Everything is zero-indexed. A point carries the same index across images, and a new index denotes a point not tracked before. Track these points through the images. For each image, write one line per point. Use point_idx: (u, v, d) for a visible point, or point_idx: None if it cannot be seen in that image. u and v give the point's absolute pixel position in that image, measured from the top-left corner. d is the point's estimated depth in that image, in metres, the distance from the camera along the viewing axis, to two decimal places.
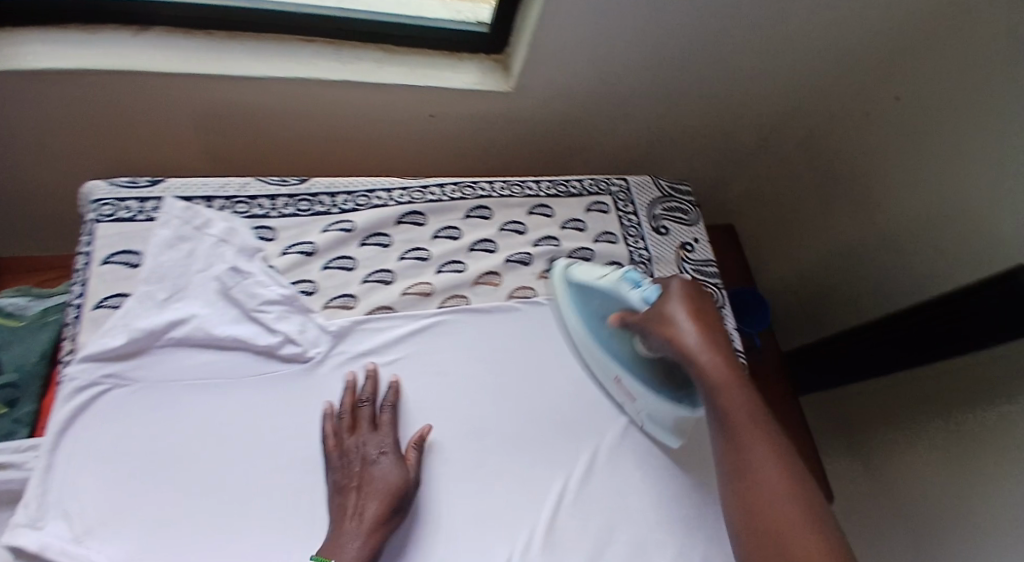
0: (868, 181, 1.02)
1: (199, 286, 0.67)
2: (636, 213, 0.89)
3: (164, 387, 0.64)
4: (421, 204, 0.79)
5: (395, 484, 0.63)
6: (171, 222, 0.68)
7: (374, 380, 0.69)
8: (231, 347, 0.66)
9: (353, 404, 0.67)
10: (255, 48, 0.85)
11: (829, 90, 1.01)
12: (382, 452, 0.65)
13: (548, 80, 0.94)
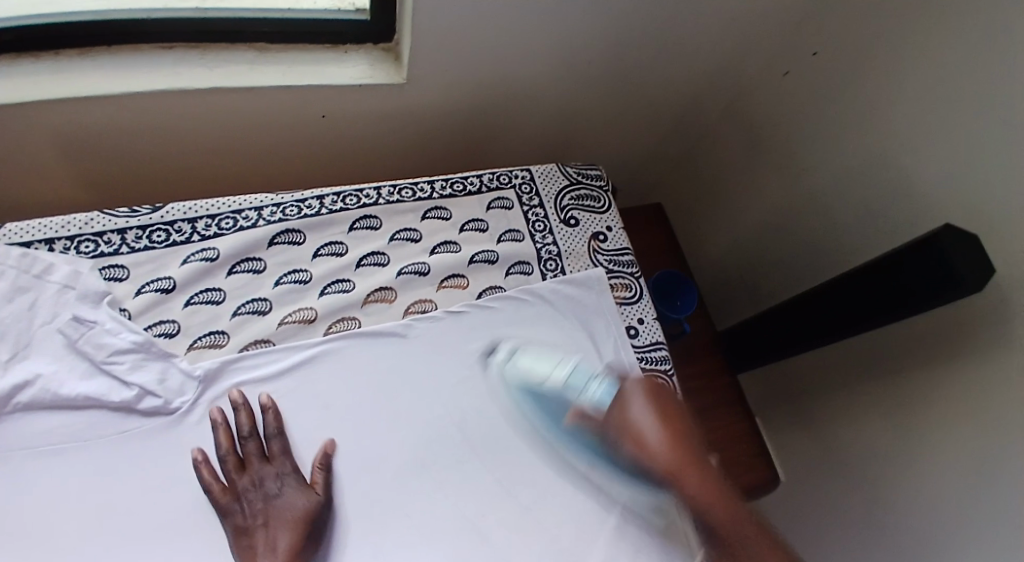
0: (795, 141, 0.98)
1: (44, 340, 0.64)
2: (542, 206, 0.83)
3: (15, 452, 0.61)
4: (297, 221, 0.74)
5: (302, 514, 0.62)
6: (7, 272, 0.64)
7: (252, 410, 0.66)
8: (86, 406, 0.63)
9: (231, 445, 0.64)
10: (112, 64, 0.82)
11: (751, 47, 0.98)
12: (282, 484, 0.63)
13: (439, 67, 0.90)
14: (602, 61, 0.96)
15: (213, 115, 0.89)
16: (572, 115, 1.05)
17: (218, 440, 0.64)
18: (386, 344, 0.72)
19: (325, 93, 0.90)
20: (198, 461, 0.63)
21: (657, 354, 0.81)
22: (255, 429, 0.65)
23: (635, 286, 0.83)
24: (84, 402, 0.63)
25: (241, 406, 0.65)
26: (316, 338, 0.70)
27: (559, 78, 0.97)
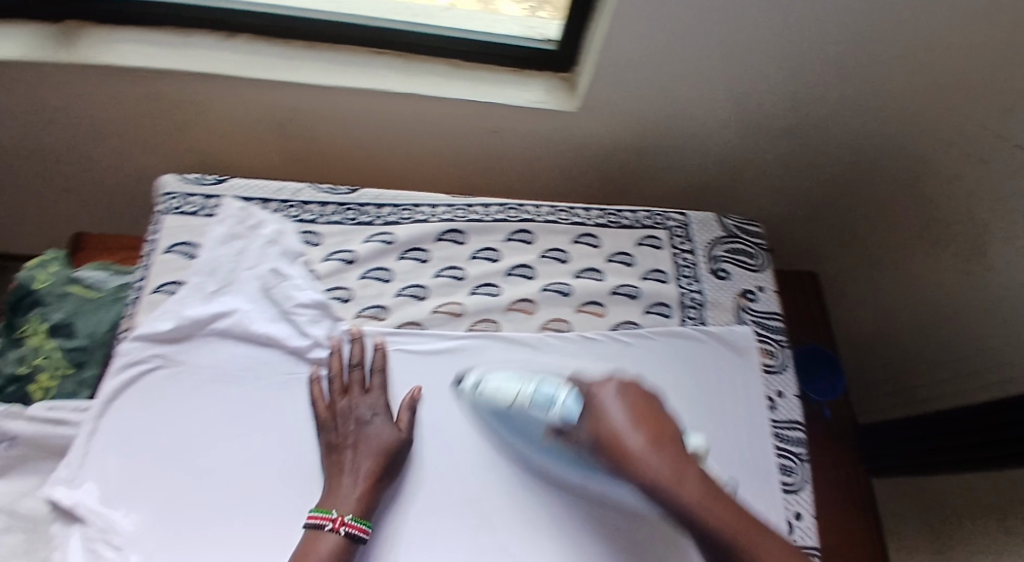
0: (976, 233, 0.89)
1: (245, 282, 0.72)
2: (693, 251, 0.83)
3: (198, 373, 0.68)
4: (463, 222, 0.80)
5: (388, 445, 0.65)
6: (227, 220, 0.74)
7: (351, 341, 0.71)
8: (266, 344, 0.70)
9: (334, 369, 0.69)
10: (330, 58, 0.93)
11: (934, 124, 0.89)
12: (375, 413, 0.67)
13: (613, 99, 0.93)
14: (775, 115, 0.94)
15: (406, 114, 0.98)
16: (733, 167, 1.04)
17: (331, 364, 0.69)
18: (525, 351, 0.74)
19: (503, 112, 0.96)
20: (313, 379, 0.68)
21: (791, 434, 0.77)
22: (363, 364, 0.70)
23: (780, 356, 0.80)
24: (266, 341, 0.70)
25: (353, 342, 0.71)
26: (460, 330, 0.75)
27: (728, 126, 0.97)
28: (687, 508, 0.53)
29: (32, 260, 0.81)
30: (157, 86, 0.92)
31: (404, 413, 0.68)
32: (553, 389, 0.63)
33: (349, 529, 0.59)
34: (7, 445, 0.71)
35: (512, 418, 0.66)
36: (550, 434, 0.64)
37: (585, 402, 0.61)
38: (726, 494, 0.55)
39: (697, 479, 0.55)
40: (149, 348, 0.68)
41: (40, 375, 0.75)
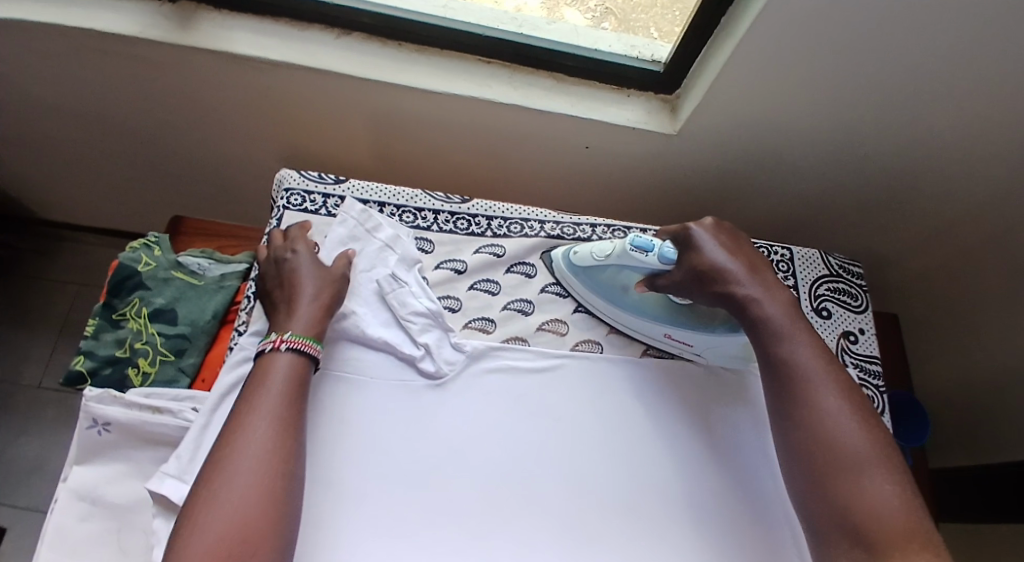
0: None
1: (360, 285, 0.71)
2: (796, 287, 0.82)
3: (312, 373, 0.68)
4: (570, 240, 0.79)
5: (321, 280, 0.67)
6: (347, 221, 0.74)
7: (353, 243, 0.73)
8: (380, 348, 0.70)
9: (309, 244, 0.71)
10: (437, 64, 0.93)
11: None
12: (296, 253, 0.69)
13: (716, 127, 0.93)
14: (875, 156, 0.94)
15: (503, 125, 0.98)
16: (822, 201, 1.04)
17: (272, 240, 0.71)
18: (625, 377, 0.74)
19: (602, 130, 0.96)
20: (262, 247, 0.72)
21: None
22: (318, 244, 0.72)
23: (879, 401, 0.79)
24: (380, 345, 0.70)
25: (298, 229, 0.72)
26: (564, 350, 0.74)
27: (826, 162, 0.97)
28: (774, 318, 0.65)
29: (134, 244, 0.81)
30: (265, 75, 0.94)
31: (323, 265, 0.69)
32: (649, 238, 0.67)
33: (291, 345, 0.62)
34: (101, 430, 0.70)
35: (605, 283, 0.73)
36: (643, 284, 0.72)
37: (681, 240, 0.68)
38: (828, 357, 0.65)
39: (785, 296, 0.67)
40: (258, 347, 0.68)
41: (140, 360, 0.74)
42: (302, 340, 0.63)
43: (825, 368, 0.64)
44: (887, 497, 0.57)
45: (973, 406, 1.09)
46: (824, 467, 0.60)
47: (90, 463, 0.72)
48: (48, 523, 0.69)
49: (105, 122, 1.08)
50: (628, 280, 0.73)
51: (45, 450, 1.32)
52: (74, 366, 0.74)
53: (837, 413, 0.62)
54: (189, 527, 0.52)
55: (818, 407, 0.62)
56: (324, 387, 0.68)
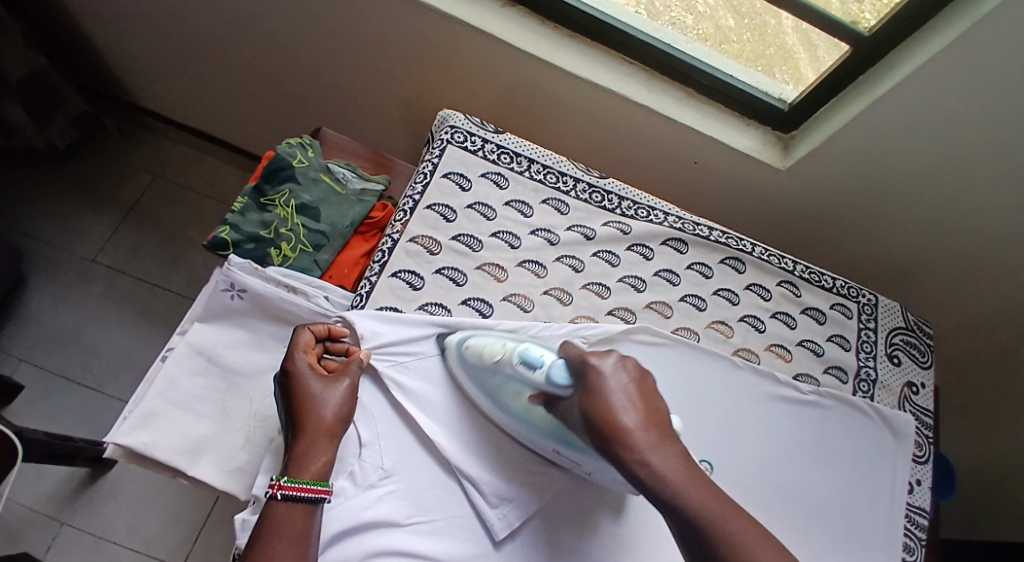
0: None
1: None
2: (875, 331, 0.88)
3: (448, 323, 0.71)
4: (688, 235, 0.85)
5: (328, 425, 0.61)
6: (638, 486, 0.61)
7: (608, 355, 0.57)
8: (509, 288, 0.76)
9: (659, 391, 0.58)
10: (584, 52, 1.01)
11: None
12: (322, 399, 0.62)
13: (819, 173, 1.01)
14: (955, 235, 1.00)
15: (626, 123, 1.05)
16: (889, 266, 1.11)
17: (308, 337, 0.66)
18: (718, 370, 0.79)
19: (717, 149, 1.03)
20: (306, 338, 0.66)
21: (918, 517, 0.82)
22: (609, 369, 0.56)
23: (926, 448, 0.85)
24: (503, 293, 0.76)
25: (622, 357, 0.57)
26: (666, 330, 0.80)
27: (910, 230, 1.04)
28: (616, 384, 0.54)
29: (291, 141, 0.86)
30: (427, 23, 1.01)
31: (633, 393, 0.54)
32: (541, 354, 0.61)
33: (287, 493, 0.57)
34: (236, 294, 0.74)
35: (496, 383, 0.65)
36: (539, 402, 0.63)
37: (577, 369, 0.57)
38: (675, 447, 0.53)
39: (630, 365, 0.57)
40: (394, 354, 0.69)
41: (282, 243, 0.79)
42: (300, 486, 0.57)
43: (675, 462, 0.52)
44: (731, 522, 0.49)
45: (987, 490, 1.16)
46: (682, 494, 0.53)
47: (210, 324, 0.76)
48: (163, 369, 0.74)
49: (248, 28, 1.14)
50: (522, 394, 0.64)
51: (86, 320, 1.35)
52: (221, 234, 0.78)
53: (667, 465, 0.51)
54: (258, 552, 0.54)
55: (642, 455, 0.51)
56: (460, 306, 0.74)
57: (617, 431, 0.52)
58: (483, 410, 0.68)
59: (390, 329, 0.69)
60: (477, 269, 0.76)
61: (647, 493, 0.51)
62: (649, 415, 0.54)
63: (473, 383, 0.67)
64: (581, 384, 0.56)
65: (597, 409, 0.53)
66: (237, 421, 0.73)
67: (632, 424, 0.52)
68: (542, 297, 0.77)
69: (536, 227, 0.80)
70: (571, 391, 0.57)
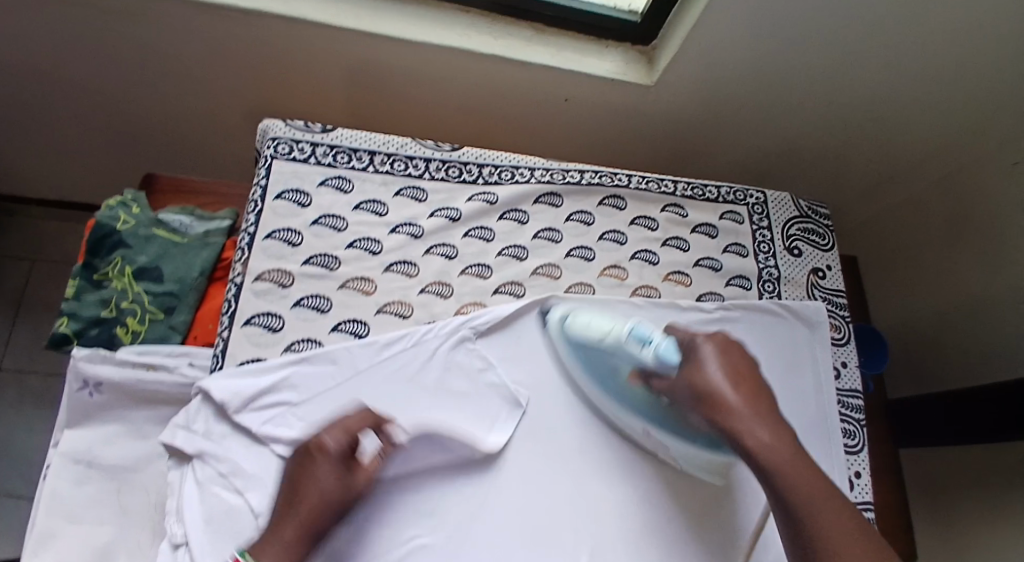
0: (1001, 233, 0.99)
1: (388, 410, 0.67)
2: (771, 228, 0.86)
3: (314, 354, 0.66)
4: (560, 186, 0.80)
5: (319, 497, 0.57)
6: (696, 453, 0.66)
7: (706, 342, 0.62)
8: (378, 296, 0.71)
9: (756, 367, 0.62)
10: (415, 14, 0.92)
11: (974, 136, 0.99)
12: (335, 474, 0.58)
13: (688, 82, 0.96)
14: (835, 105, 0.98)
15: (480, 78, 0.97)
16: (782, 152, 1.08)
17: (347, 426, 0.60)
18: (620, 317, 0.76)
19: (581, 81, 0.97)
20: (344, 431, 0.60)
21: (851, 401, 0.83)
22: (710, 351, 0.61)
23: (844, 328, 0.85)
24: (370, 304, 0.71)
25: (718, 336, 0.63)
26: (558, 292, 0.76)
27: (790, 114, 1.00)
28: (711, 370, 0.60)
29: (110, 202, 0.77)
30: (229, 26, 0.89)
31: (734, 376, 0.60)
32: (651, 331, 0.64)
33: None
34: (93, 391, 0.68)
35: (599, 358, 0.68)
36: (640, 381, 0.66)
37: (684, 348, 0.63)
38: (792, 440, 0.58)
39: (735, 349, 0.62)
40: (262, 403, 0.64)
41: (128, 319, 0.72)
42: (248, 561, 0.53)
43: (783, 456, 0.56)
44: (845, 521, 0.54)
45: (908, 341, 1.18)
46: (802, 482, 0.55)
47: (81, 427, 0.69)
48: (42, 489, 0.67)
49: (43, 80, 0.98)
50: (624, 372, 0.67)
51: (9, 431, 1.21)
52: (60, 327, 0.71)
53: (764, 439, 0.57)
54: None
55: (750, 435, 0.58)
56: (331, 334, 0.69)
57: (723, 402, 0.59)
58: (588, 403, 0.70)
59: (248, 381, 0.64)
60: (342, 289, 0.71)
61: (751, 466, 0.58)
62: (749, 388, 0.60)
63: (584, 372, 0.69)
64: (687, 360, 0.62)
65: (699, 383, 0.60)
66: (142, 518, 0.67)
67: (734, 402, 0.59)
68: (419, 297, 0.72)
69: (395, 224, 0.74)
70: (679, 368, 0.62)
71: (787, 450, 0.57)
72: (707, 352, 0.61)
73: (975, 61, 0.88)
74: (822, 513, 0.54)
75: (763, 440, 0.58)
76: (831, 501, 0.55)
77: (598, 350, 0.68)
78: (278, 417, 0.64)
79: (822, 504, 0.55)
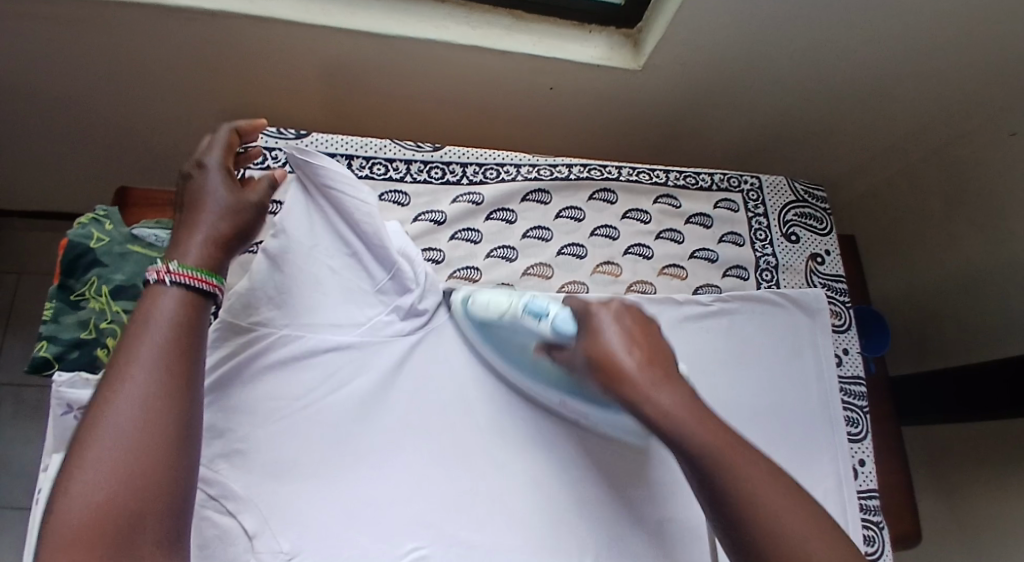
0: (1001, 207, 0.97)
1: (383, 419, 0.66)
2: (767, 215, 0.83)
3: (310, 362, 0.65)
4: (548, 182, 0.78)
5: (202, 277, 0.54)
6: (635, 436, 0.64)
7: (605, 305, 0.61)
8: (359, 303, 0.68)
9: (654, 322, 0.62)
10: (389, 7, 0.88)
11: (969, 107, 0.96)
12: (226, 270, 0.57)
13: (675, 64, 0.92)
14: (826, 82, 0.95)
15: (460, 70, 0.94)
16: (775, 131, 1.05)
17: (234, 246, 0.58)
18: None
19: (564, 69, 0.93)
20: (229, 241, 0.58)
21: (854, 388, 0.81)
22: (610, 316, 0.60)
23: (845, 315, 0.83)
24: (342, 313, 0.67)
25: (618, 303, 0.61)
26: (550, 292, 0.74)
27: (780, 92, 0.98)
28: (610, 334, 0.59)
29: (82, 219, 0.74)
30: (196, 28, 0.85)
31: (634, 336, 0.59)
32: (545, 303, 0.64)
33: (177, 278, 0.51)
34: (77, 415, 0.66)
35: (506, 334, 0.68)
36: (544, 353, 0.66)
37: (580, 318, 0.62)
38: (699, 406, 0.55)
39: (627, 310, 0.61)
40: (259, 418, 0.62)
41: (108, 340, 0.70)
42: (191, 274, 0.52)
43: (687, 413, 0.53)
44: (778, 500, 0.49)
45: (909, 318, 1.17)
46: (725, 451, 0.51)
47: (70, 450, 0.67)
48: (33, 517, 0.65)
49: (8, 90, 0.94)
50: (527, 344, 0.67)
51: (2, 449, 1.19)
52: (39, 352, 0.68)
53: (670, 404, 0.54)
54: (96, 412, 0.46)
55: (652, 395, 0.55)
56: None
57: (620, 367, 0.56)
58: (509, 399, 0.70)
59: (244, 395, 0.62)
60: None
61: (653, 430, 0.54)
62: (648, 353, 0.58)
63: (499, 356, 0.69)
64: (582, 331, 0.61)
65: (596, 350, 0.59)
66: None
67: (632, 368, 0.56)
68: None
69: None
70: (574, 338, 0.62)
71: (698, 420, 0.52)
72: (607, 319, 0.60)
73: (969, 30, 0.85)
74: (752, 486, 0.49)
75: (670, 418, 0.53)
76: (759, 472, 0.50)
77: (498, 321, 0.67)
78: (274, 431, 0.62)
79: (757, 483, 0.50)
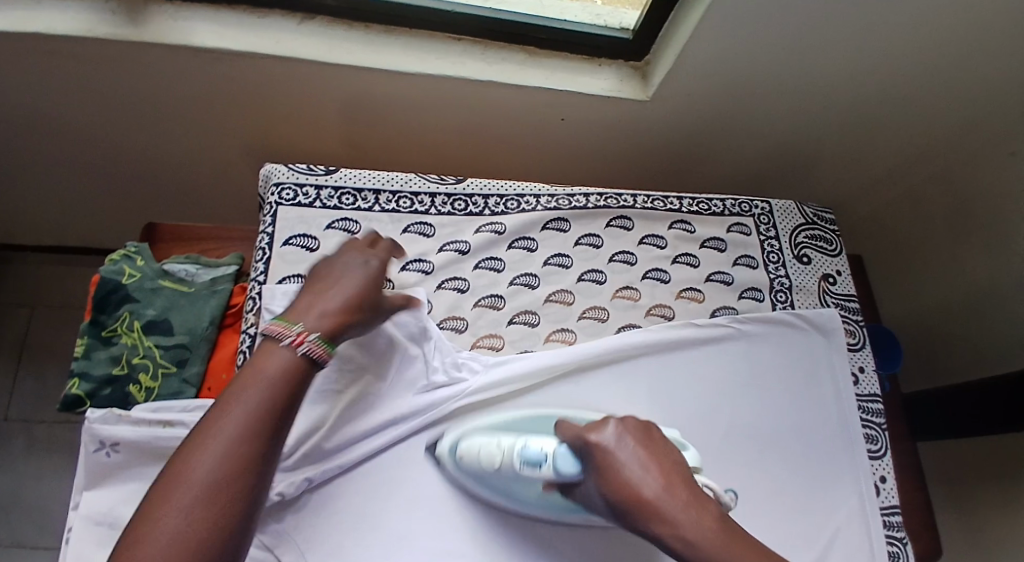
0: (1004, 224, 0.99)
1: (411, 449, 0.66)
2: (779, 238, 0.86)
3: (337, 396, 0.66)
4: (567, 211, 0.80)
5: None
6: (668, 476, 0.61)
7: (605, 427, 0.57)
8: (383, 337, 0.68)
9: (665, 439, 0.58)
10: (406, 45, 0.91)
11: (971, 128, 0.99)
12: None
13: (685, 94, 0.95)
14: (831, 107, 0.98)
15: (475, 103, 0.97)
16: (781, 155, 1.08)
17: None
18: (635, 336, 0.75)
19: (577, 100, 0.96)
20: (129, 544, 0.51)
21: (871, 406, 0.82)
22: (613, 439, 0.55)
23: (858, 334, 0.85)
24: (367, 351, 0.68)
25: (620, 422, 0.57)
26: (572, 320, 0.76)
27: (787, 118, 1.00)
28: (624, 463, 0.54)
29: (113, 256, 0.76)
30: (221, 68, 0.88)
31: (645, 455, 0.55)
32: (541, 446, 0.58)
33: None
34: (109, 452, 0.67)
35: (502, 483, 0.62)
36: (553, 489, 0.61)
37: (582, 453, 0.56)
38: (718, 516, 0.52)
39: (636, 426, 0.57)
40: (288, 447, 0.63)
41: (141, 375, 0.71)
42: None
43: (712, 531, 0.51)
44: None
45: (919, 334, 1.19)
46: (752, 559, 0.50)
47: (102, 486, 0.68)
48: (66, 554, 0.65)
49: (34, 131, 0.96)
50: (533, 485, 0.62)
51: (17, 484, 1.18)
52: (71, 389, 0.70)
53: (696, 526, 0.51)
54: None
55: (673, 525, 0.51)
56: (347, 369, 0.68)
57: (642, 502, 0.52)
58: (508, 508, 0.65)
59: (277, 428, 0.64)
60: None
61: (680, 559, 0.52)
62: (665, 472, 0.54)
63: (491, 489, 0.64)
64: (590, 465, 0.56)
65: (614, 486, 0.53)
66: None
67: (653, 494, 0.52)
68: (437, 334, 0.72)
69: (406, 261, 0.74)
70: (584, 473, 0.56)
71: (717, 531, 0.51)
72: (613, 441, 0.55)
73: (968, 56, 0.88)
74: None
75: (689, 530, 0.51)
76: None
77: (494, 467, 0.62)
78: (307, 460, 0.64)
79: None
